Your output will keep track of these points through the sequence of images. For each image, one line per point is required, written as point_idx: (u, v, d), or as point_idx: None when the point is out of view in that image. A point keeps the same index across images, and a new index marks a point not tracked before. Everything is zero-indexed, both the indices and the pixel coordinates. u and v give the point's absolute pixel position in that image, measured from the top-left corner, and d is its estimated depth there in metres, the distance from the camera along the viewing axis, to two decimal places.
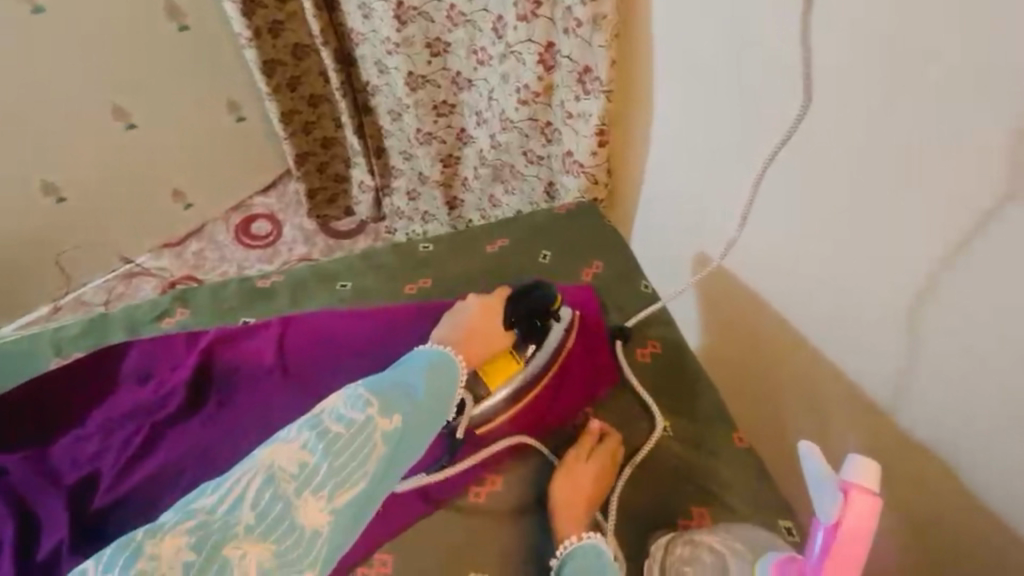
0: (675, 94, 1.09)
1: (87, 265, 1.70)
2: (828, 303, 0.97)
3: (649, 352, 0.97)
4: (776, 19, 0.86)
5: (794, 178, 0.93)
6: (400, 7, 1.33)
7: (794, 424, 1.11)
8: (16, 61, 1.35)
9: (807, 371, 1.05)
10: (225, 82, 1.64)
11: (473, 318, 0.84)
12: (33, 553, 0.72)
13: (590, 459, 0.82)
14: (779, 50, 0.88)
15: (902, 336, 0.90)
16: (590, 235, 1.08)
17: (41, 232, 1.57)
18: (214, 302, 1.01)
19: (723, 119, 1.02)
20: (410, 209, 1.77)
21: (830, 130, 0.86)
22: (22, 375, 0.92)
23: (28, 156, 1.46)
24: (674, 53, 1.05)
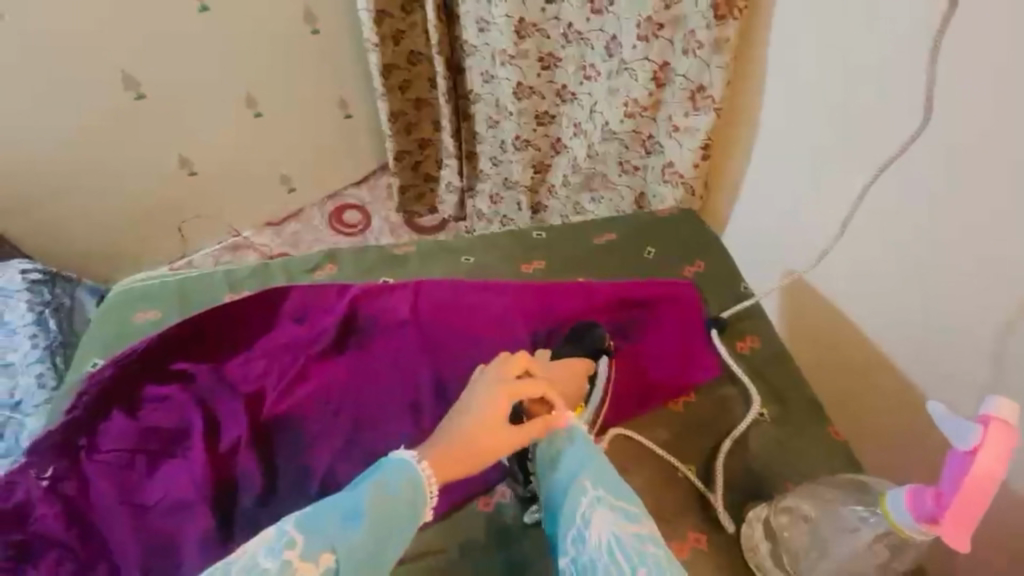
0: (782, 111, 1.16)
1: (203, 233, 1.91)
2: (923, 318, 1.02)
3: (741, 348, 1.03)
4: (904, 44, 0.93)
5: (902, 191, 0.99)
6: (520, 23, 1.46)
7: (887, 435, 1.14)
8: (178, 53, 1.59)
9: (893, 385, 1.10)
10: (339, 82, 1.85)
11: (478, 440, 0.73)
12: (217, 447, 0.88)
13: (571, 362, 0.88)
14: (897, 77, 0.96)
15: (983, 354, 0.95)
16: (692, 237, 1.17)
17: (171, 199, 1.80)
18: (356, 263, 1.16)
19: (830, 137, 1.09)
20: (491, 212, 1.92)
21: (942, 151, 0.93)
22: (204, 304, 1.08)
23: (175, 133, 1.70)
24: (785, 74, 1.13)
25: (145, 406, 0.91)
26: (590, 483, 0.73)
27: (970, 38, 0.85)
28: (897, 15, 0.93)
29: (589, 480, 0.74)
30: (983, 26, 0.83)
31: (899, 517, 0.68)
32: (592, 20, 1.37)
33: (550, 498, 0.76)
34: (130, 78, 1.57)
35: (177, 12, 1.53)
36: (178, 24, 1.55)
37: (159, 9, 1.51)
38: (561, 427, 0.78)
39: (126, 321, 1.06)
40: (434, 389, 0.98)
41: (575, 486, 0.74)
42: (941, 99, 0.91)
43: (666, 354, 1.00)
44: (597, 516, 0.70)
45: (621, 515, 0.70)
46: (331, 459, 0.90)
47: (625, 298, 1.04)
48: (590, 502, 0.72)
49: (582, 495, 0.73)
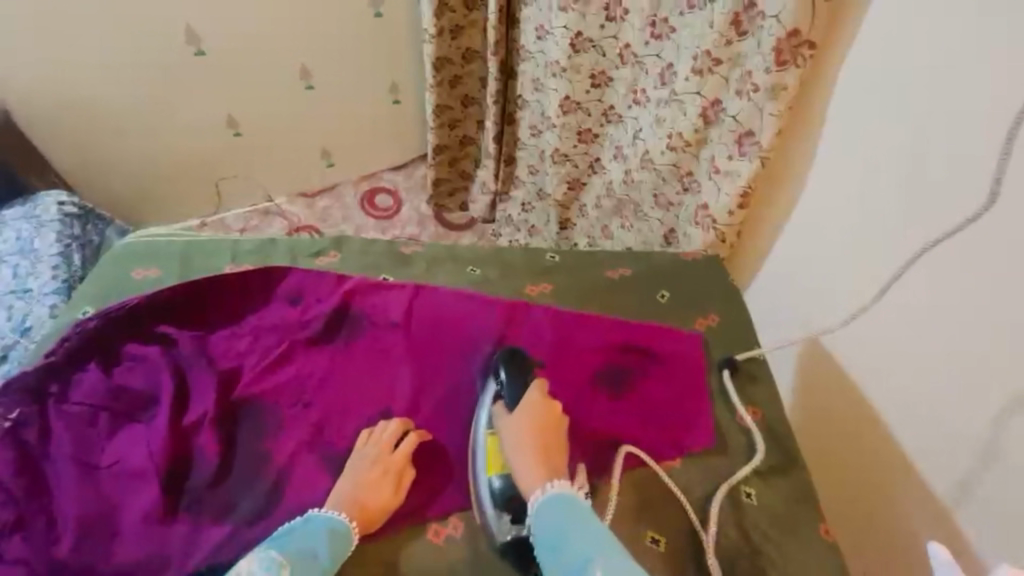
0: (846, 159, 1.05)
1: (237, 194, 1.93)
2: (935, 427, 0.92)
3: (749, 416, 0.95)
4: (980, 127, 0.83)
5: (956, 275, 0.87)
6: (577, 37, 1.41)
7: (895, 545, 1.01)
8: (239, 16, 1.60)
9: (918, 494, 0.96)
10: (392, 68, 1.84)
11: (363, 474, 0.81)
12: (182, 418, 0.85)
13: (529, 407, 0.84)
14: (981, 145, 0.84)
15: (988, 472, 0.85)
16: (712, 287, 1.10)
17: (211, 155, 1.82)
18: (363, 256, 1.13)
19: (891, 195, 0.97)
20: (521, 219, 1.89)
21: (1002, 244, 0.80)
22: (205, 271, 1.07)
23: (225, 93, 1.72)
24: (853, 120, 1.03)
25: (120, 364, 0.90)
26: (604, 569, 0.66)
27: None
28: (992, 80, 0.82)
29: (604, 565, 0.66)
30: None
31: None
32: (650, 44, 1.31)
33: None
34: (195, 35, 1.59)
35: None
36: None
37: None
38: (561, 505, 0.73)
39: (127, 275, 1.06)
40: (412, 398, 0.93)
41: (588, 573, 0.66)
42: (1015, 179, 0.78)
43: (657, 407, 0.94)
44: None
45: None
46: (292, 454, 0.85)
47: (624, 338, 1.00)
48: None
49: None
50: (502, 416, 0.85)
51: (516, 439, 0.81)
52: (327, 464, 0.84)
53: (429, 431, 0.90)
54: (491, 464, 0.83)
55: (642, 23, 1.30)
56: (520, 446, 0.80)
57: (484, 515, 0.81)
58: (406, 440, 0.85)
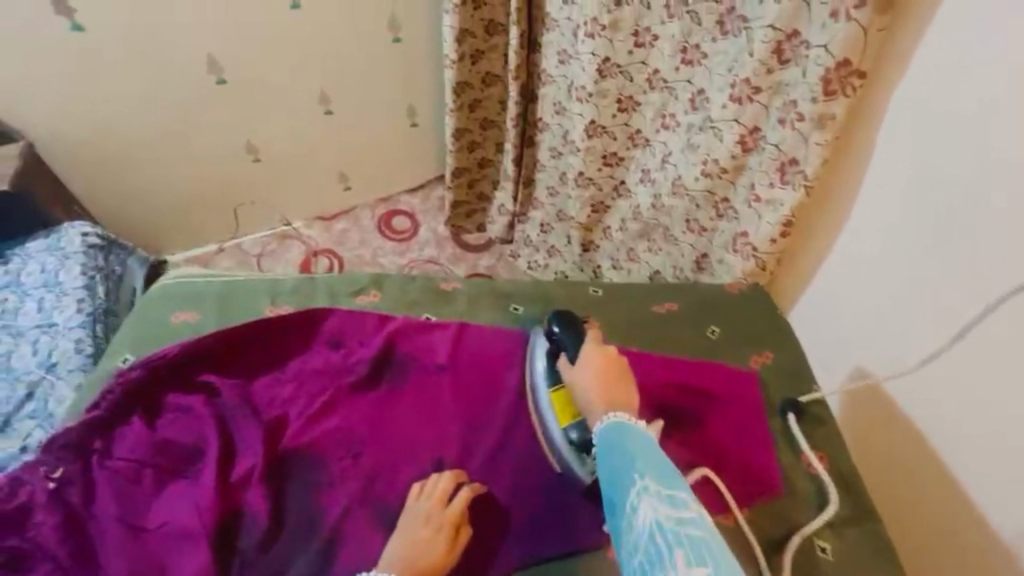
0: (908, 190, 0.99)
1: (254, 219, 1.92)
2: (1003, 470, 0.88)
3: (818, 462, 0.91)
4: None
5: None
6: (604, 62, 1.38)
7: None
8: (262, 46, 1.59)
9: (984, 541, 0.91)
10: (412, 91, 1.83)
11: (415, 535, 0.76)
12: (229, 474, 0.83)
13: (586, 355, 0.85)
14: None
15: None
16: (761, 322, 1.07)
17: (231, 182, 1.82)
18: (402, 293, 1.11)
19: (962, 230, 0.91)
20: (540, 241, 1.87)
21: None
22: (244, 313, 1.05)
23: (245, 120, 1.71)
24: (908, 151, 0.99)
25: (164, 417, 0.88)
26: (642, 473, 0.64)
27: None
28: None
29: (640, 466, 0.65)
30: None
31: None
32: (681, 70, 1.29)
33: (602, 488, 0.69)
34: (216, 65, 1.58)
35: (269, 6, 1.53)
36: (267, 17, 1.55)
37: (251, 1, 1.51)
38: (617, 423, 0.73)
39: (167, 318, 1.04)
40: (462, 446, 0.89)
41: (627, 473, 0.65)
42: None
43: (721, 453, 0.90)
44: (643, 500, 0.61)
45: (669, 502, 0.60)
46: (343, 511, 0.82)
47: (680, 378, 0.97)
48: (639, 489, 0.62)
49: (632, 481, 0.64)
50: (564, 366, 0.87)
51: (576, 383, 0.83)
52: (379, 520, 0.81)
53: (483, 480, 0.87)
54: (562, 416, 0.86)
55: (673, 50, 1.28)
56: (586, 392, 0.81)
57: (567, 462, 0.85)
58: (460, 493, 0.81)
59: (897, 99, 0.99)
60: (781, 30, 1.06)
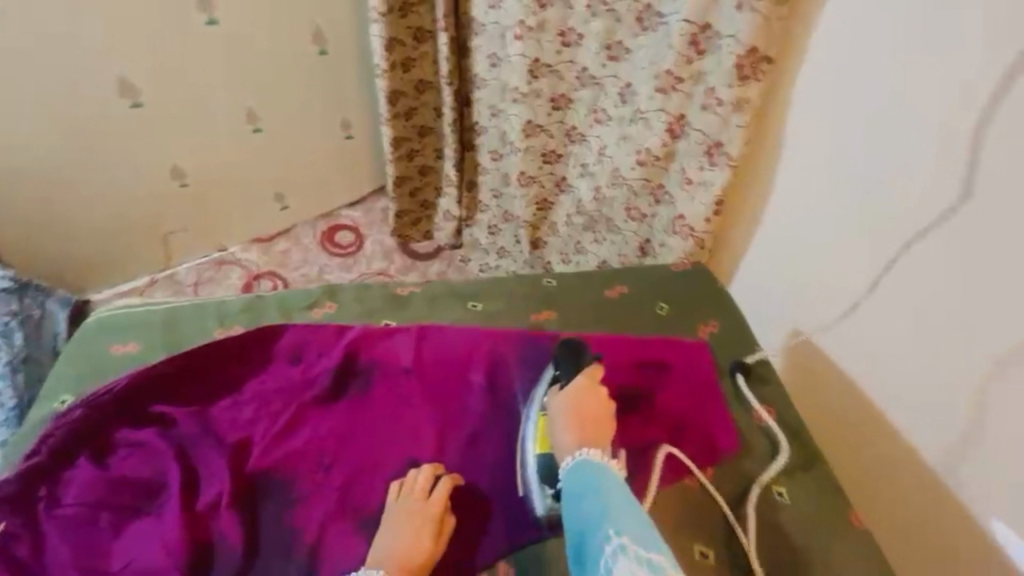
0: (822, 159, 1.08)
1: (186, 247, 1.83)
2: (924, 402, 0.98)
3: (766, 414, 0.99)
4: (937, 122, 0.89)
5: (933, 266, 0.92)
6: (535, 63, 1.44)
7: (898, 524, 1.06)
8: (180, 64, 1.53)
9: (916, 470, 1.02)
10: (343, 103, 1.79)
11: (401, 528, 0.78)
12: (195, 503, 0.80)
13: (582, 386, 0.85)
14: (940, 140, 0.89)
15: (965, 435, 0.93)
16: (704, 295, 1.14)
17: (157, 209, 1.72)
18: (357, 301, 1.10)
19: (868, 192, 1.01)
20: (489, 243, 1.89)
21: (975, 228, 0.86)
22: (191, 339, 1.01)
23: (168, 143, 1.63)
24: (818, 122, 1.08)
25: (117, 453, 0.84)
26: (617, 528, 0.65)
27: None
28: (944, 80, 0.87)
29: (616, 526, 0.65)
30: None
31: None
32: (607, 66, 1.35)
33: (575, 539, 0.69)
34: (129, 87, 1.51)
35: (182, 23, 1.48)
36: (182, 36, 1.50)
37: (163, 19, 1.46)
38: (587, 464, 0.74)
39: (105, 351, 0.98)
40: (436, 444, 0.90)
41: (601, 528, 0.66)
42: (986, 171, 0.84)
43: (680, 417, 0.96)
44: (621, 566, 0.61)
45: (646, 562, 0.59)
46: (320, 524, 0.80)
47: (638, 355, 1.01)
48: (614, 547, 0.63)
49: (608, 538, 0.64)
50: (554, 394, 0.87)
51: (560, 413, 0.83)
52: (360, 527, 0.81)
53: (460, 473, 0.88)
54: (541, 442, 0.85)
55: (598, 46, 1.34)
56: (565, 422, 0.81)
57: (530, 491, 0.85)
58: (443, 482, 0.83)
59: (806, 75, 1.08)
60: (695, 24, 1.14)
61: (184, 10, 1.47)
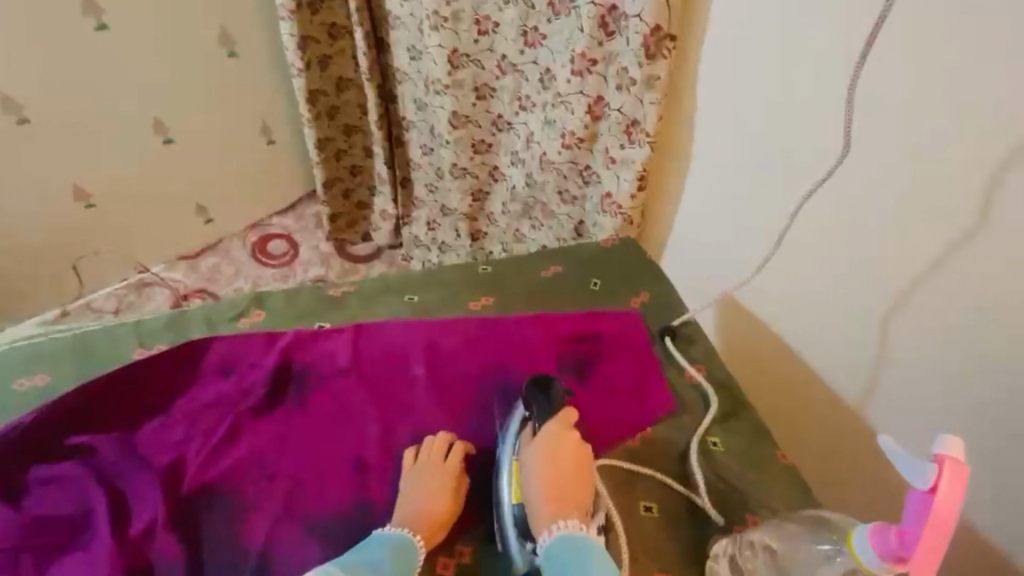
0: (729, 127, 1.14)
1: (102, 272, 1.70)
2: (837, 339, 1.08)
3: (697, 373, 1.05)
4: (826, 80, 0.96)
5: (831, 214, 1.02)
6: (453, 53, 1.44)
7: (834, 461, 1.14)
8: (72, 73, 1.41)
9: (837, 405, 1.12)
10: (261, 106, 1.72)
11: (421, 489, 0.82)
12: (127, 532, 0.76)
13: (557, 433, 0.83)
14: (824, 97, 0.97)
15: (874, 363, 1.03)
16: (632, 266, 1.19)
17: (62, 233, 1.59)
18: (287, 307, 1.07)
19: (765, 156, 1.10)
20: (429, 239, 1.84)
21: (864, 172, 0.95)
22: (108, 363, 0.95)
23: (65, 160, 1.50)
24: (720, 93, 1.14)
25: (34, 492, 0.78)
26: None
27: (887, 72, 0.87)
28: (824, 43, 0.95)
29: None
30: (894, 64, 0.86)
31: (864, 556, 0.66)
32: (525, 52, 1.37)
33: None
34: (12, 103, 1.38)
35: (69, 29, 1.36)
36: (70, 43, 1.38)
37: (48, 26, 1.34)
38: (568, 538, 0.74)
39: (9, 386, 0.91)
40: (383, 441, 0.89)
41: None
42: (861, 126, 0.93)
43: (616, 385, 1.00)
44: None
45: None
46: (267, 533, 0.79)
47: (574, 330, 1.05)
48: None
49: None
50: (530, 438, 0.85)
51: (534, 466, 0.81)
52: (312, 529, 0.80)
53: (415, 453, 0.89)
54: (515, 492, 0.82)
55: (515, 34, 1.35)
56: (538, 479, 0.80)
57: (506, 536, 0.81)
58: (456, 447, 0.87)
59: (707, 48, 1.13)
60: (602, 6, 1.17)
61: (70, 15, 1.35)
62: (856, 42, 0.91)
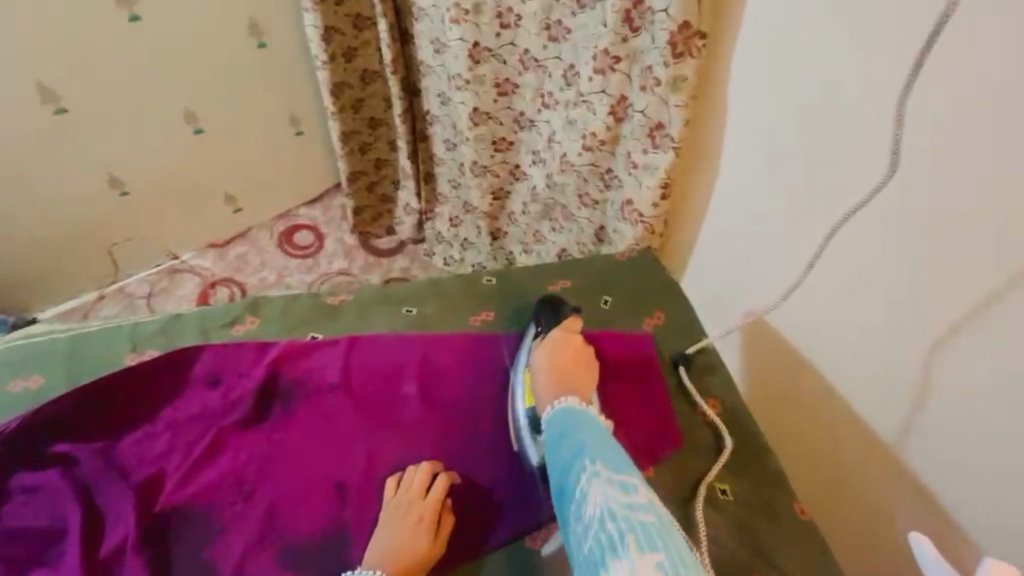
0: (758, 139, 1.03)
1: (135, 258, 1.73)
2: (876, 376, 0.95)
3: (710, 410, 0.96)
4: (877, 87, 0.83)
5: (870, 241, 0.90)
6: (475, 47, 1.36)
7: (864, 506, 1.03)
8: (102, 62, 1.40)
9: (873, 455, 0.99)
10: (289, 98, 1.69)
11: (398, 526, 0.78)
12: (98, 549, 0.75)
13: (557, 337, 0.90)
14: (866, 108, 0.85)
15: (911, 407, 0.92)
16: (650, 284, 1.10)
17: (97, 221, 1.61)
18: (284, 314, 1.04)
19: (798, 170, 0.98)
20: (451, 235, 1.79)
21: (910, 196, 0.83)
22: (99, 368, 0.94)
23: (95, 151, 1.50)
24: (752, 101, 1.02)
25: (14, 499, 0.78)
26: (592, 459, 0.69)
27: (947, 83, 0.75)
28: (873, 47, 0.82)
29: (590, 454, 0.70)
30: (959, 74, 0.73)
31: None
32: (548, 47, 1.28)
33: (549, 477, 0.73)
34: (50, 92, 1.38)
35: (100, 19, 1.35)
36: (101, 33, 1.36)
37: (79, 16, 1.32)
38: (565, 408, 0.79)
39: (4, 387, 0.92)
40: (367, 465, 0.85)
41: (575, 459, 0.70)
42: (913, 142, 0.81)
43: (621, 415, 0.93)
44: (595, 487, 0.65)
45: (617, 484, 0.65)
46: (237, 558, 0.76)
47: None
48: (589, 475, 0.67)
49: (582, 467, 0.69)
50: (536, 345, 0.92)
51: (538, 363, 0.87)
52: (283, 557, 0.77)
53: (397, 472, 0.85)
54: (528, 397, 0.87)
55: (538, 27, 1.26)
56: (542, 374, 0.86)
57: (524, 443, 0.86)
58: (438, 480, 0.82)
59: (740, 50, 1.01)
60: None
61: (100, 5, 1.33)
62: (911, 45, 0.78)
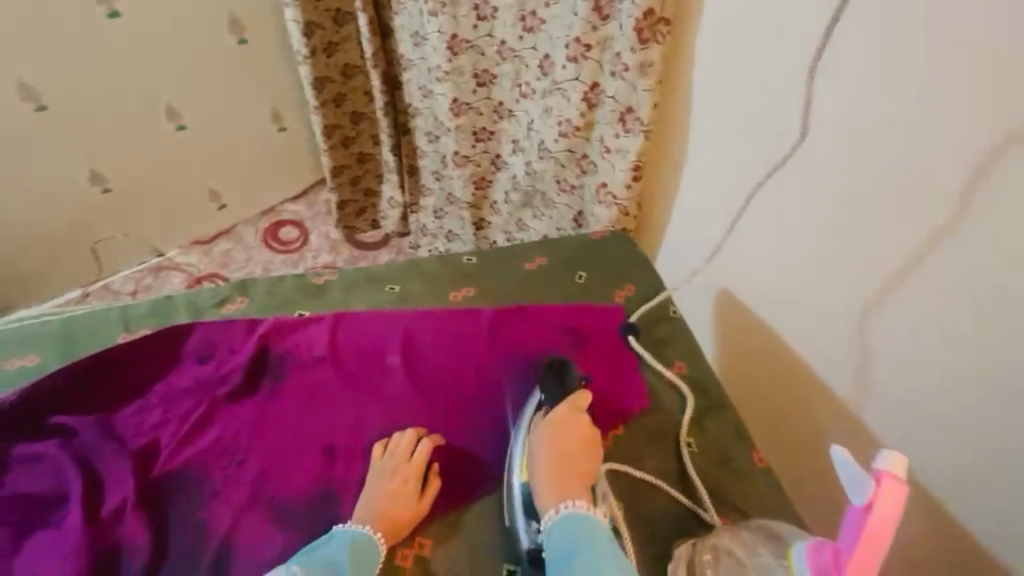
0: (708, 109, 1.10)
1: (120, 255, 1.74)
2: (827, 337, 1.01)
3: (677, 373, 1.02)
4: (796, 54, 0.90)
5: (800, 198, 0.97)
6: (453, 39, 1.40)
7: (823, 468, 1.09)
8: (83, 59, 1.42)
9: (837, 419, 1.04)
10: (271, 94, 1.72)
11: (385, 485, 0.83)
12: (98, 513, 0.78)
13: (565, 417, 0.84)
14: (788, 73, 0.93)
15: (858, 367, 0.97)
16: (622, 258, 1.16)
17: (81, 218, 1.63)
18: (270, 296, 1.08)
19: (738, 137, 1.05)
20: (436, 226, 1.83)
21: (830, 153, 0.90)
22: (93, 347, 0.98)
23: (77, 147, 1.52)
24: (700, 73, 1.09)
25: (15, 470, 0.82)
26: None
27: (848, 48, 0.82)
28: (791, 17, 0.89)
29: None
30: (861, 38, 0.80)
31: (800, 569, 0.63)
32: (524, 38, 1.33)
33: None
34: (29, 89, 1.39)
35: (80, 16, 1.37)
36: (83, 30, 1.39)
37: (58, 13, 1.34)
38: (572, 515, 0.75)
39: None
40: (354, 432, 0.89)
41: None
42: (824, 113, 0.89)
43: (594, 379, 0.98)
44: None
45: None
46: (229, 520, 0.80)
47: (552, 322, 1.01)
48: None
49: None
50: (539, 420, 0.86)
51: (542, 446, 0.82)
52: (274, 518, 0.81)
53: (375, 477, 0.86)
54: (524, 471, 0.83)
55: (514, 19, 1.31)
56: (546, 460, 0.80)
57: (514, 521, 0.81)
58: (423, 443, 0.87)
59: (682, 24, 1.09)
60: None
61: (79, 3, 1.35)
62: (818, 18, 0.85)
